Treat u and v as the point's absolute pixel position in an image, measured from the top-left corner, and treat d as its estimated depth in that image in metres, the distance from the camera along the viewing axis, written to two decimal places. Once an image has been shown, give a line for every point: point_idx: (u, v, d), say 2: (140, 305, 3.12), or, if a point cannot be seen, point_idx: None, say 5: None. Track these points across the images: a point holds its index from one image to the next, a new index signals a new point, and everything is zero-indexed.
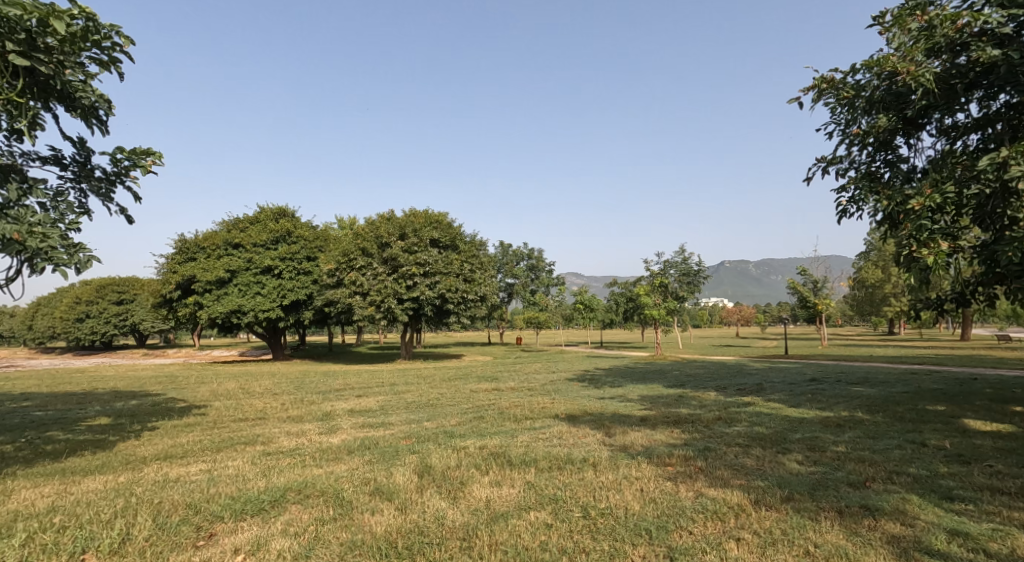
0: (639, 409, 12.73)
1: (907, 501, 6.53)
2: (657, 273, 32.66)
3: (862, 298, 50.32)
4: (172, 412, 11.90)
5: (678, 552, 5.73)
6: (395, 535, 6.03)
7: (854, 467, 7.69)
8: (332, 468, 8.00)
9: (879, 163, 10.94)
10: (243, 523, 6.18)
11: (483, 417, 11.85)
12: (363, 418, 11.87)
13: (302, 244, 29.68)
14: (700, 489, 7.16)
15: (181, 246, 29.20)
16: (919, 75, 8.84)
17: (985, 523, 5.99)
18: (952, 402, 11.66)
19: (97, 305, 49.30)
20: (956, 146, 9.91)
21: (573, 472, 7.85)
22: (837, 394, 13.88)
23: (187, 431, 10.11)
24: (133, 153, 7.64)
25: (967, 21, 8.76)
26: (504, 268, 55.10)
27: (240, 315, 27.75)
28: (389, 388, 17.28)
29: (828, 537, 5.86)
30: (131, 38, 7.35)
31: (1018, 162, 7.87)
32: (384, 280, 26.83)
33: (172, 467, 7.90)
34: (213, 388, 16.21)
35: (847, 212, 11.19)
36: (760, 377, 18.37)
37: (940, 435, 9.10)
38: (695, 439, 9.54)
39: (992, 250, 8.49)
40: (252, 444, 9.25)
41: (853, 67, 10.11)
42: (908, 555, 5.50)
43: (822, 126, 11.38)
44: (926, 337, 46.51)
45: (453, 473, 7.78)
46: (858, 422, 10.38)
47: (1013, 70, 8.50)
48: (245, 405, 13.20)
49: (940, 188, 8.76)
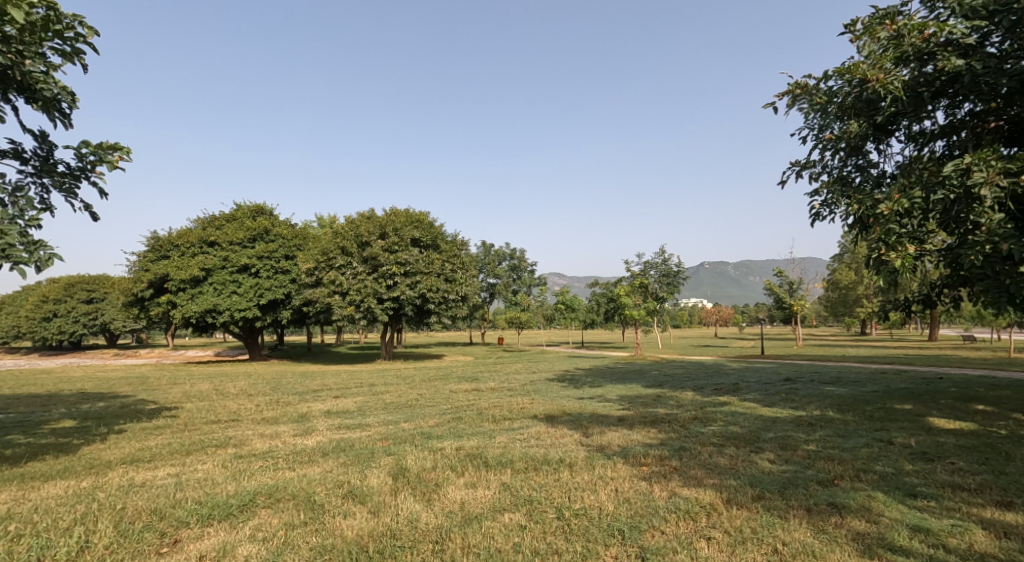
0: (617, 409, 12.80)
1: (872, 498, 6.65)
2: (638, 274, 32.88)
3: (837, 299, 51.23)
4: (141, 414, 11.66)
5: (650, 552, 5.77)
6: (367, 538, 5.99)
7: (823, 466, 7.82)
8: (304, 471, 7.90)
9: (851, 168, 11.14)
10: (210, 529, 6.09)
11: (462, 417, 11.83)
12: (340, 420, 11.78)
13: (280, 243, 29.44)
14: (674, 489, 7.21)
15: (155, 244, 28.63)
16: (887, 83, 9.04)
17: (945, 519, 6.12)
18: (919, 401, 11.89)
19: (64, 305, 48.08)
20: (925, 151, 10.13)
21: (549, 473, 7.88)
22: (810, 394, 14.08)
23: (156, 434, 9.93)
24: (99, 148, 7.48)
25: (933, 30, 8.99)
26: (486, 267, 55.00)
27: (215, 315, 27.36)
28: (368, 388, 17.16)
29: (796, 535, 5.95)
30: (95, 28, 7.20)
31: (980, 169, 8.09)
32: (364, 279, 26.65)
33: (138, 471, 7.75)
34: (185, 389, 15.91)
35: (820, 215, 11.42)
36: (737, 377, 18.56)
37: (907, 433, 9.29)
38: (671, 439, 9.62)
39: (957, 253, 8.68)
40: (225, 446, 9.13)
41: (826, 73, 10.31)
42: (872, 553, 5.60)
43: (796, 130, 11.62)
44: (897, 337, 47.41)
45: (428, 475, 7.75)
46: (830, 421, 10.54)
47: (976, 80, 8.75)
48: (218, 406, 13.02)
49: (908, 194, 8.96)
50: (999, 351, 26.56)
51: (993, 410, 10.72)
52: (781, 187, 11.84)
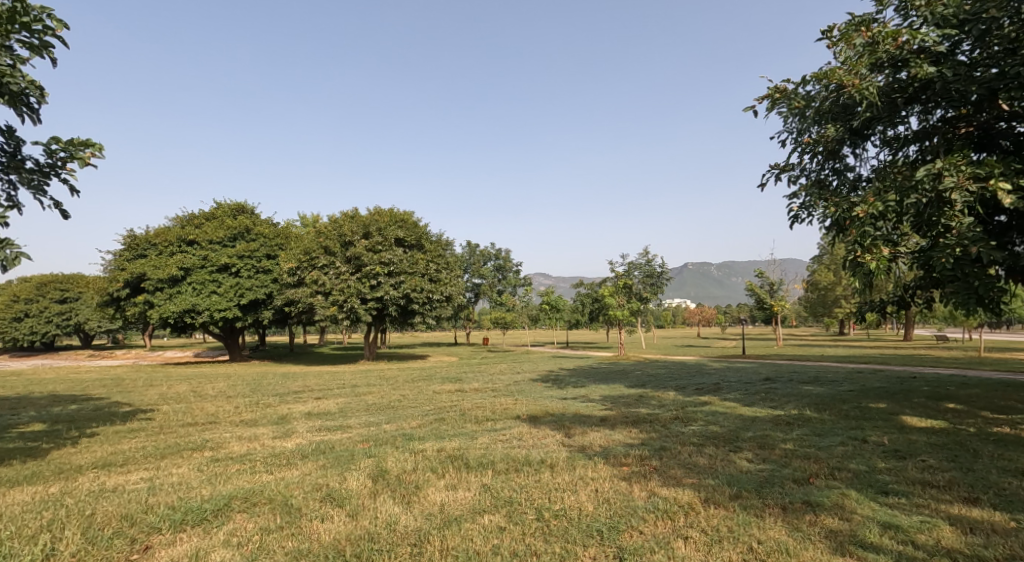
0: (599, 409, 12.86)
1: (846, 496, 6.76)
2: (621, 274, 33.02)
3: (816, 300, 51.90)
4: (115, 417, 11.46)
5: (627, 552, 5.81)
6: (344, 543, 5.94)
7: (799, 464, 7.92)
8: (282, 474, 7.82)
9: (827, 171, 11.32)
10: (183, 534, 6.02)
11: (444, 418, 11.80)
12: (321, 421, 11.67)
13: (262, 242, 29.24)
14: (653, 489, 7.26)
15: (131, 242, 28.12)
16: (863, 88, 9.17)
17: (916, 516, 6.23)
18: (894, 399, 12.09)
19: (36, 304, 46.99)
20: (899, 156, 10.32)
21: (530, 474, 7.89)
22: (790, 394, 14.23)
23: (130, 437, 9.76)
24: (70, 145, 7.33)
25: (907, 38, 9.19)
26: (471, 267, 54.81)
27: (193, 315, 26.95)
28: (350, 389, 17.07)
29: (771, 533, 6.02)
30: (64, 21, 7.07)
31: (952, 173, 8.23)
32: (348, 279, 26.46)
33: (110, 476, 7.63)
34: (161, 391, 15.68)
35: (798, 217, 11.57)
36: (718, 377, 18.69)
37: (880, 431, 9.46)
38: (652, 439, 9.68)
39: (929, 255, 8.83)
40: (201, 450, 9.01)
41: (804, 78, 10.41)
42: (844, 551, 5.68)
43: (775, 133, 11.76)
44: (874, 337, 48.07)
45: (408, 476, 7.73)
46: (807, 420, 10.68)
47: (947, 86, 8.96)
48: (195, 408, 12.82)
49: (883, 197, 9.10)
50: (971, 351, 27.09)
51: (962, 409, 10.95)
52: (761, 189, 11.98)
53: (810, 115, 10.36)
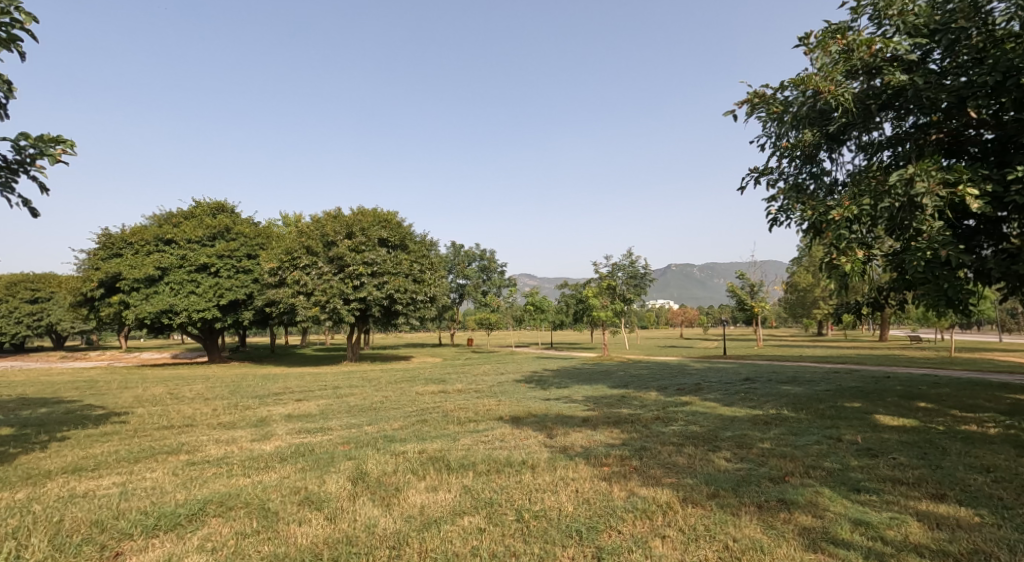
0: (581, 409, 12.91)
1: (820, 494, 6.85)
2: (604, 275, 33.22)
3: (795, 301, 52.66)
4: (87, 421, 11.24)
5: (605, 552, 5.84)
6: (322, 546, 5.91)
7: (775, 463, 8.02)
8: (260, 477, 7.74)
9: (805, 175, 11.49)
10: (155, 540, 5.93)
11: (426, 420, 11.74)
12: (301, 424, 11.55)
13: (243, 241, 28.94)
14: (632, 488, 7.31)
15: (107, 241, 27.61)
16: (838, 95, 9.32)
17: (885, 513, 6.34)
18: (868, 399, 12.32)
19: (7, 304, 45.91)
20: (873, 161, 10.46)
21: (510, 475, 7.89)
22: (769, 393, 14.40)
23: (103, 441, 9.59)
24: (40, 141, 7.20)
25: (881, 46, 9.38)
26: (455, 268, 54.57)
27: (171, 316, 26.51)
28: (332, 391, 16.96)
29: (746, 531, 6.10)
30: (33, 15, 6.94)
31: (923, 179, 8.37)
32: (330, 279, 26.29)
33: (81, 481, 7.48)
34: (137, 393, 15.40)
35: (777, 220, 11.72)
36: (700, 377, 18.89)
37: (854, 430, 9.61)
38: (633, 439, 9.75)
39: (902, 258, 8.98)
40: (177, 453, 8.88)
41: (783, 84, 10.55)
42: (816, 547, 5.76)
43: (755, 137, 11.90)
44: (852, 338, 48.83)
45: (389, 479, 7.69)
46: (784, 420, 10.81)
47: (920, 94, 9.13)
48: (171, 411, 12.61)
49: (857, 201, 9.23)
50: (943, 351, 27.76)
51: (933, 407, 11.18)
52: (740, 193, 12.11)
53: (788, 119, 10.49)
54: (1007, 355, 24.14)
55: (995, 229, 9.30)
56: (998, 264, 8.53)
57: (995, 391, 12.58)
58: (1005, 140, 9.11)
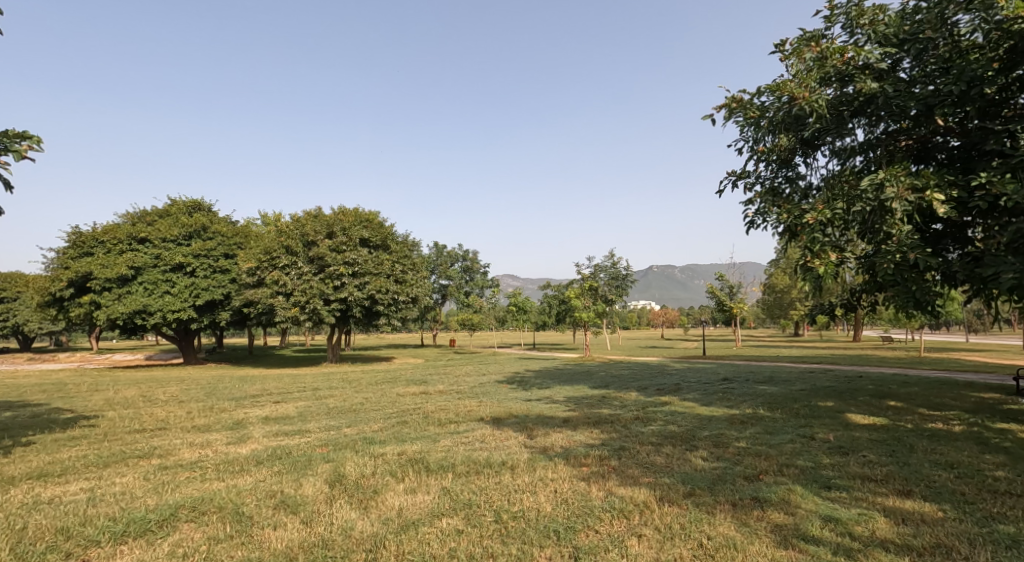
0: (562, 409, 12.97)
1: (791, 491, 6.96)
2: (587, 276, 33.30)
3: (773, 302, 53.40)
4: (54, 425, 10.98)
5: (583, 552, 5.86)
6: (297, 550, 5.86)
7: (750, 462, 8.13)
8: (235, 481, 7.63)
9: (781, 179, 11.66)
10: (124, 547, 5.83)
11: (406, 421, 11.68)
12: (278, 426, 11.43)
13: (220, 241, 28.57)
14: (610, 488, 7.35)
15: (77, 239, 26.93)
16: (813, 101, 9.45)
17: (854, 509, 6.46)
18: (840, 398, 12.54)
19: None
20: (846, 166, 10.62)
21: (490, 476, 7.88)
22: (746, 393, 14.59)
23: (70, 446, 9.37)
24: (4, 136, 7.04)
25: (853, 54, 9.58)
26: (438, 268, 54.41)
27: (144, 317, 26.02)
28: (310, 392, 16.81)
29: (720, 529, 6.17)
30: None
31: (892, 184, 8.57)
32: (310, 280, 26.01)
33: (46, 487, 7.32)
34: (108, 396, 15.11)
35: (754, 223, 11.87)
36: (679, 377, 19.11)
37: (827, 429, 9.77)
38: (612, 439, 9.81)
39: (873, 261, 9.16)
40: (148, 457, 8.72)
41: (759, 89, 10.69)
42: (787, 543, 5.85)
43: (732, 141, 12.03)
44: (828, 338, 49.62)
45: (367, 482, 7.63)
46: (760, 419, 10.94)
47: (890, 101, 9.31)
48: (143, 414, 12.40)
49: (830, 205, 9.40)
50: (913, 351, 28.42)
51: (902, 406, 11.42)
52: (718, 195, 12.25)
53: (764, 124, 10.60)
54: (974, 355, 24.79)
55: (961, 233, 9.55)
56: (963, 267, 8.76)
57: (962, 389, 12.88)
58: (970, 148, 9.35)
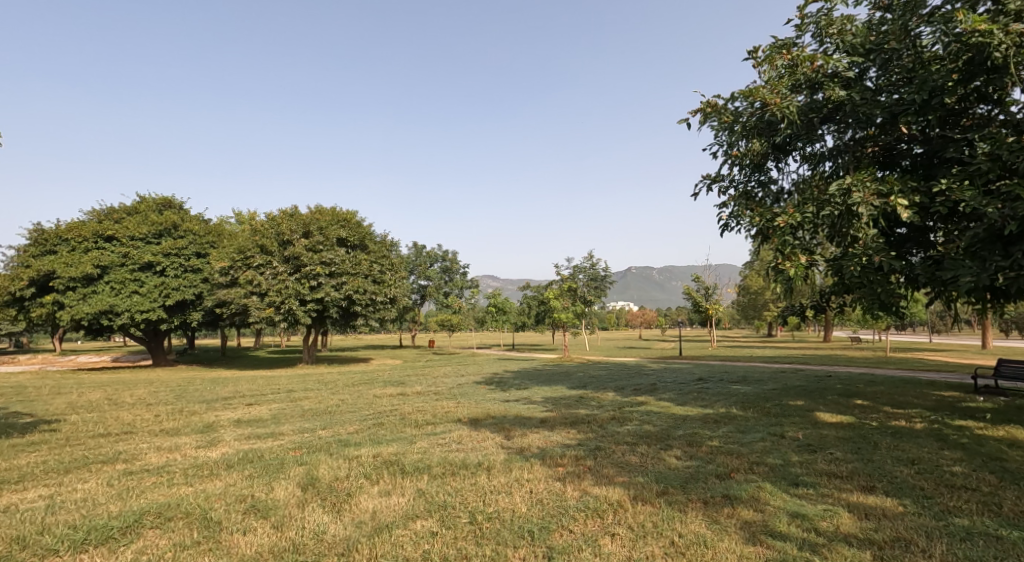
0: (539, 410, 13.00)
1: (761, 489, 7.05)
2: (565, 277, 33.38)
3: (748, 303, 54.09)
4: (13, 430, 10.63)
5: (556, 552, 5.87)
6: (266, 555, 5.77)
7: (722, 460, 8.24)
8: (204, 485, 7.50)
9: (754, 183, 11.82)
10: (84, 555, 5.69)
11: (382, 423, 11.56)
12: (250, 429, 11.23)
13: (191, 239, 28.09)
14: (585, 488, 7.38)
15: (40, 237, 26.35)
16: (784, 107, 9.61)
17: (820, 505, 6.57)
18: (810, 397, 12.76)
19: None
20: (816, 171, 10.78)
21: (465, 477, 7.85)
22: (720, 393, 14.77)
23: (29, 451, 9.08)
24: None
25: (822, 62, 9.77)
26: (417, 268, 54.15)
27: (111, 317, 25.38)
28: (285, 395, 16.58)
29: (691, 527, 6.22)
30: None
31: (858, 189, 8.78)
32: (285, 280, 25.56)
33: (5, 495, 7.10)
34: (71, 399, 14.67)
35: (728, 226, 12.01)
36: (654, 377, 19.30)
37: (797, 427, 9.94)
38: (588, 439, 9.86)
39: (841, 263, 9.34)
40: (113, 463, 8.51)
41: (732, 94, 10.84)
42: (756, 540, 5.92)
43: (707, 146, 12.15)
44: (802, 339, 50.39)
45: (340, 484, 7.56)
46: (733, 418, 11.07)
47: (857, 109, 9.53)
48: (109, 418, 12.08)
49: (801, 208, 9.56)
50: (882, 351, 28.99)
51: (869, 405, 11.67)
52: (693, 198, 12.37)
53: (738, 129, 10.76)
54: (939, 355, 25.40)
55: (923, 237, 9.75)
56: (924, 270, 8.96)
57: (926, 388, 13.18)
58: (932, 155, 9.59)
